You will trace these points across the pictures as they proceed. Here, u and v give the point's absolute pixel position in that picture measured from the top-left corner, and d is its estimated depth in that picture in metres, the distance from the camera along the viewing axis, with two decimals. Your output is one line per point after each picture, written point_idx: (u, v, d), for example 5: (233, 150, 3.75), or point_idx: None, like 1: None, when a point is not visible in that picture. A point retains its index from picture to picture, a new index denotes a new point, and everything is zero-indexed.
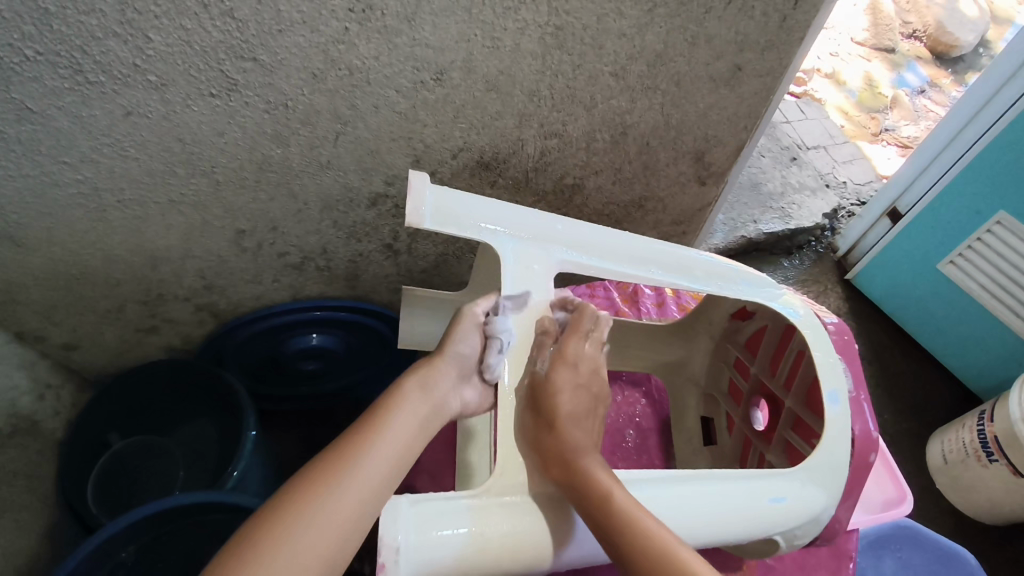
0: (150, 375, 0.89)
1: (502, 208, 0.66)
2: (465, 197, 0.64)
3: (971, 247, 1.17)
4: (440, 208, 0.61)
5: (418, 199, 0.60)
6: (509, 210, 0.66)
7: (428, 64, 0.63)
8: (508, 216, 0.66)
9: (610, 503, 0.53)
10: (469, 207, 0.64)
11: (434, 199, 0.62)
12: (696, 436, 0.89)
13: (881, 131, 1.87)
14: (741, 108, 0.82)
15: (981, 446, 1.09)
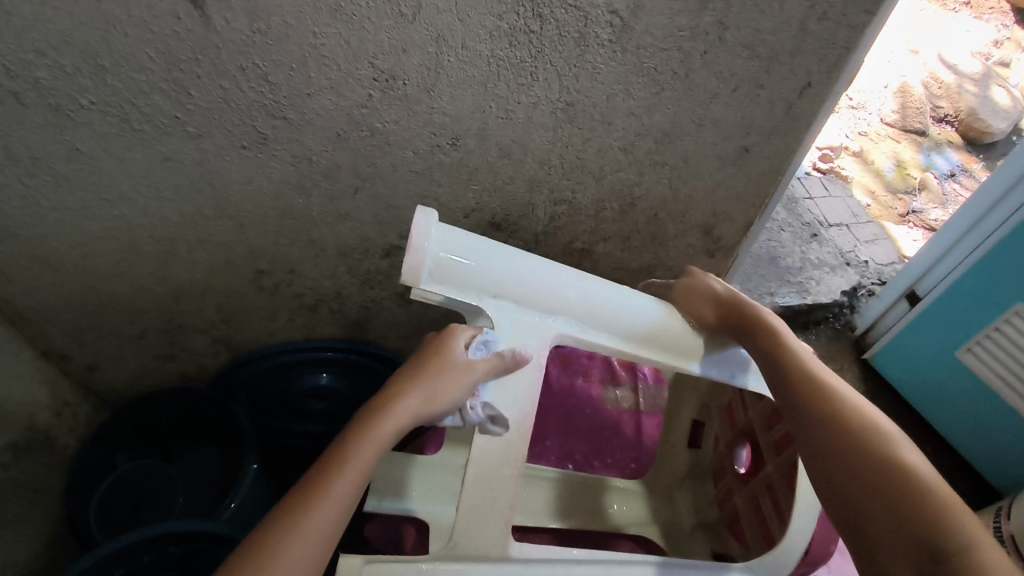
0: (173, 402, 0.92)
1: (513, 267, 0.65)
2: (477, 253, 0.63)
3: (989, 336, 1.15)
4: (445, 264, 0.62)
5: (422, 248, 0.60)
6: (520, 271, 0.65)
7: (445, 130, 0.67)
8: (516, 280, 0.64)
9: (854, 435, 0.55)
10: (473, 265, 0.63)
11: (439, 251, 0.62)
12: (683, 435, 0.94)
13: (907, 212, 1.87)
14: (749, 186, 0.85)
15: (996, 544, 1.03)
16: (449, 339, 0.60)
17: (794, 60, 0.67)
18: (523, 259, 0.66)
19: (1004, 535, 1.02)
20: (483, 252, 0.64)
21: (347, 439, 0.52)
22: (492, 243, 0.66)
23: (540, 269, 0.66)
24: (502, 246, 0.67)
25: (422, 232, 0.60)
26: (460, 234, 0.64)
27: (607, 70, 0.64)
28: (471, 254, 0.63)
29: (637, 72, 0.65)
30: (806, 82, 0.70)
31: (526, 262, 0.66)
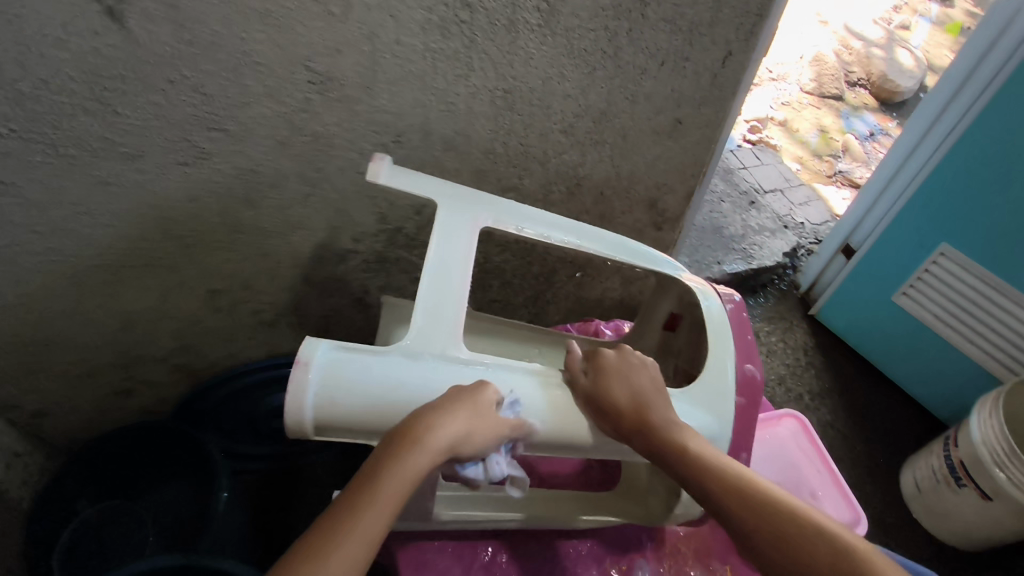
0: (141, 438, 0.89)
1: (415, 409, 0.49)
2: (364, 410, 0.48)
3: (920, 278, 1.23)
4: (332, 426, 0.48)
5: (302, 381, 0.46)
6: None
7: (388, 128, 0.68)
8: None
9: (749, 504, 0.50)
10: (360, 383, 0.48)
11: (326, 373, 0.47)
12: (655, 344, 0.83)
13: (834, 172, 1.98)
14: (687, 156, 0.88)
15: (949, 471, 1.12)
16: (460, 390, 0.49)
17: (713, 31, 0.70)
18: (429, 391, 0.50)
19: (953, 461, 1.11)
20: (376, 403, 0.48)
21: (360, 490, 0.42)
22: (392, 369, 0.49)
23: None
24: (405, 368, 0.50)
25: (294, 414, 0.46)
26: (346, 383, 0.47)
27: (539, 54, 0.66)
28: (360, 415, 0.48)
29: (568, 53, 0.67)
30: (727, 52, 0.73)
31: (428, 399, 0.49)
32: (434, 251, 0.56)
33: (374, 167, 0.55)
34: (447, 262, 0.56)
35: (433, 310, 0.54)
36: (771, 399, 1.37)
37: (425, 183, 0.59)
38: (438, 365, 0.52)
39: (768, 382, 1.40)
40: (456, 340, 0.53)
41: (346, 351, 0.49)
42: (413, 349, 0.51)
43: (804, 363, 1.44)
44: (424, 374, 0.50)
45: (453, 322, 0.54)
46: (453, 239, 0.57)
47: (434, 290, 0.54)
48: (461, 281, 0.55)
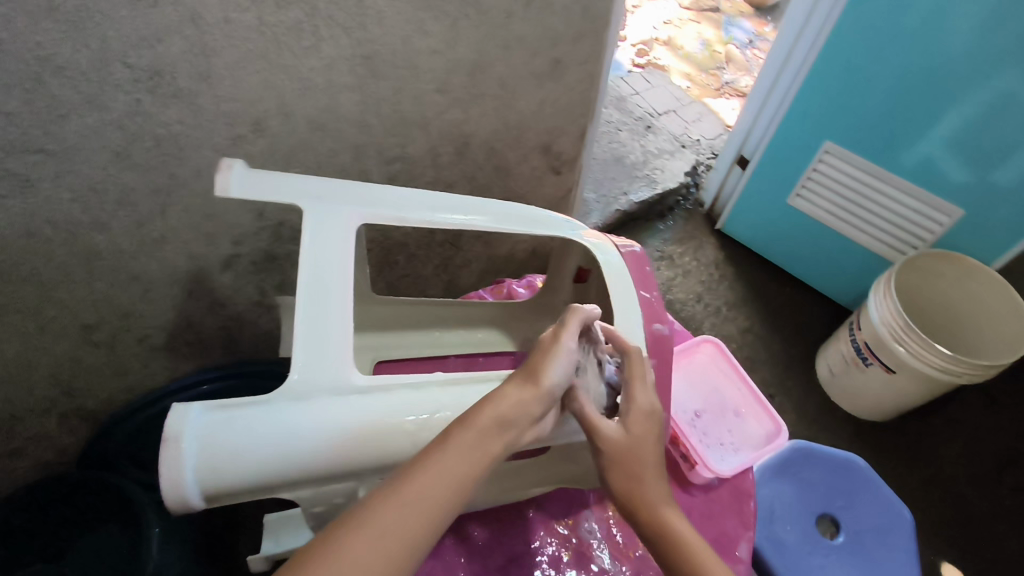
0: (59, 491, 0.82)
1: (318, 457, 0.41)
2: (265, 474, 0.39)
3: (810, 178, 1.29)
4: (225, 497, 0.39)
5: (177, 458, 0.38)
6: (331, 459, 0.41)
7: (241, 117, 0.61)
8: (329, 468, 0.41)
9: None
10: (252, 444, 0.39)
11: (208, 441, 0.38)
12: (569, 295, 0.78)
13: (722, 85, 2.01)
14: (572, 96, 0.85)
15: (856, 353, 1.20)
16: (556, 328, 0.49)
17: None
18: (330, 430, 0.41)
19: (858, 344, 1.19)
20: (269, 460, 0.39)
21: (449, 441, 0.41)
22: (280, 417, 0.41)
23: (361, 430, 0.42)
24: (297, 412, 0.41)
25: (174, 500, 0.37)
26: (226, 445, 0.39)
27: (393, 11, 0.60)
28: (255, 480, 0.39)
29: (425, 7, 0.62)
30: None
31: (335, 444, 0.41)
32: (307, 264, 0.47)
33: (221, 180, 0.50)
34: (323, 274, 0.48)
35: (316, 334, 0.45)
36: (692, 317, 1.43)
37: (295, 185, 0.52)
38: (336, 398, 0.43)
39: (688, 302, 1.45)
40: (350, 363, 0.45)
41: (220, 408, 0.40)
42: (302, 386, 0.43)
43: (718, 277, 1.49)
44: (330, 417, 0.42)
45: (341, 344, 0.45)
46: (326, 242, 0.49)
47: (313, 311, 0.46)
48: (341, 291, 0.47)
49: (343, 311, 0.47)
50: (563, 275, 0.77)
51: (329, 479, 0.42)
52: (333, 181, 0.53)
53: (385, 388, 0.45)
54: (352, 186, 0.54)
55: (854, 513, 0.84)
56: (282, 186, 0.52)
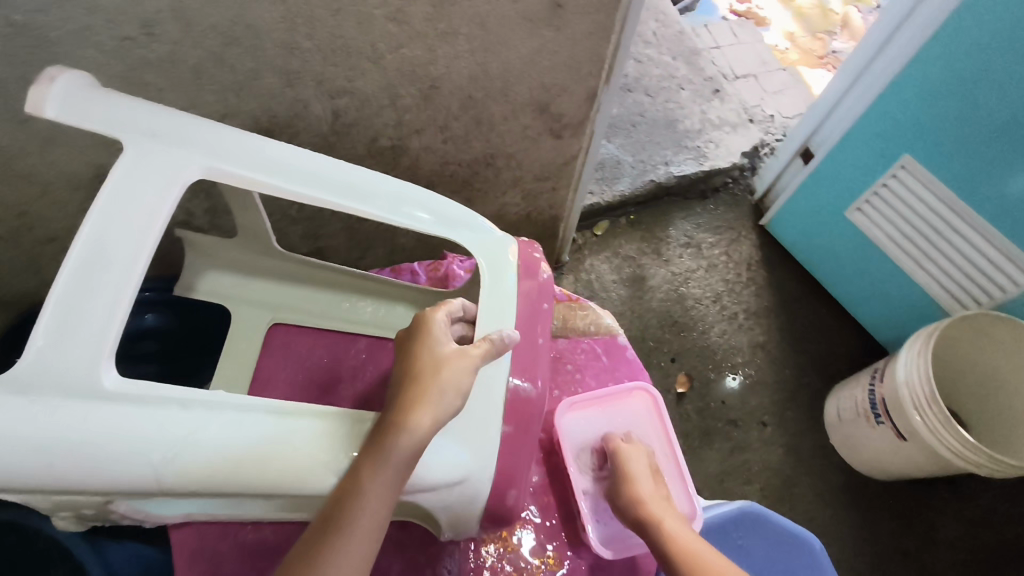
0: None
1: (27, 468, 0.37)
2: None
3: (876, 193, 1.09)
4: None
5: None
6: (46, 472, 0.38)
7: (125, 14, 0.50)
8: (44, 480, 0.38)
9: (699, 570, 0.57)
10: None
11: None
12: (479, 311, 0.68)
13: (826, 54, 1.72)
14: (577, 50, 0.70)
15: (870, 407, 1.04)
16: (429, 349, 0.50)
17: None
18: (46, 444, 0.38)
19: (876, 398, 1.02)
20: None
21: (386, 429, 0.45)
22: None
23: (85, 448, 0.38)
24: (11, 413, 0.37)
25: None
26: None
27: None
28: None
29: None
30: None
31: (49, 458, 0.38)
32: (86, 229, 0.40)
33: (32, 95, 0.41)
34: (107, 243, 0.41)
35: (73, 317, 0.39)
36: (703, 317, 1.27)
37: (118, 113, 0.43)
38: (73, 401, 0.39)
39: (703, 300, 1.29)
40: (103, 359, 0.39)
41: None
42: (33, 378, 0.38)
43: (745, 279, 1.32)
44: (52, 427, 0.38)
45: (101, 334, 0.40)
46: (126, 203, 0.42)
47: (77, 288, 0.40)
48: (122, 273, 0.41)
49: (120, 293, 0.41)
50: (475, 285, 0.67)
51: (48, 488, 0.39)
52: (173, 120, 0.45)
53: (140, 398, 0.40)
54: (195, 133, 0.46)
55: None
56: (110, 114, 0.43)
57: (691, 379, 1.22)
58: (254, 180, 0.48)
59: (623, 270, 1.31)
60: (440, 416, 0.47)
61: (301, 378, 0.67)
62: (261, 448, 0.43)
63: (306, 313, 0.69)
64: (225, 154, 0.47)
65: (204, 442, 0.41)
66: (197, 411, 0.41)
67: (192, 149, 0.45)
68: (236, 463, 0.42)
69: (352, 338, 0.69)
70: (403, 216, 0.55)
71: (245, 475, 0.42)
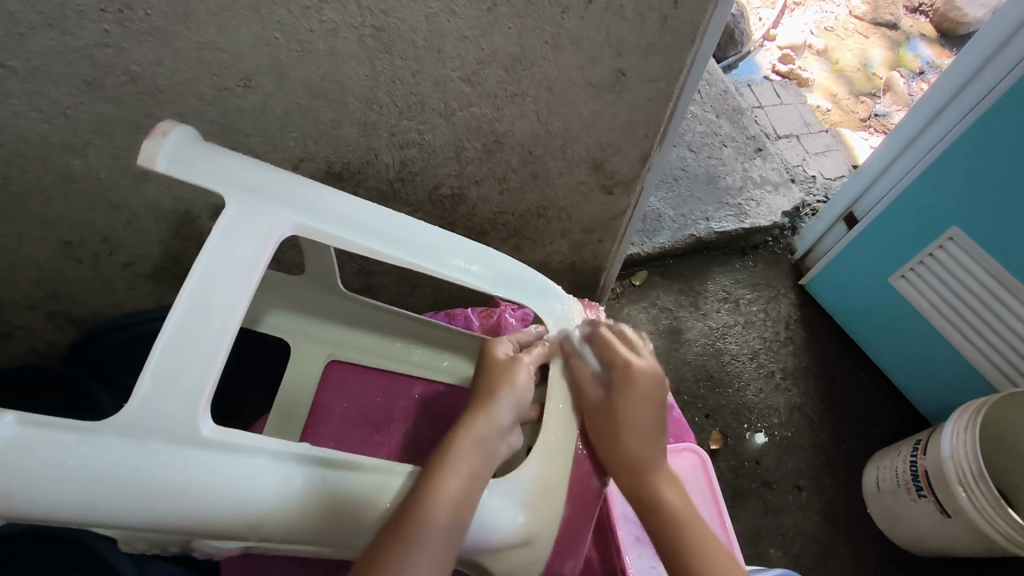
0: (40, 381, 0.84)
1: (126, 507, 0.39)
2: (56, 504, 0.38)
3: (922, 262, 1.08)
4: (17, 516, 0.38)
5: None
6: (143, 513, 0.39)
7: (227, 69, 0.54)
8: (139, 519, 0.39)
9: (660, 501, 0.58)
10: (50, 469, 0.38)
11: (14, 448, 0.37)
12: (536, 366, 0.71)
13: (869, 117, 1.73)
14: (635, 114, 0.73)
15: (912, 478, 1.02)
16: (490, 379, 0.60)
17: None
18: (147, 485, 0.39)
19: (918, 470, 1.00)
20: (65, 492, 0.38)
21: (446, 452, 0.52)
22: (99, 452, 0.39)
23: (181, 491, 0.40)
24: (116, 452, 0.39)
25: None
26: (23, 471, 0.37)
27: None
28: (50, 513, 0.38)
29: None
30: None
31: (147, 496, 0.39)
32: (197, 271, 0.43)
33: (148, 149, 0.45)
34: (210, 292, 0.44)
35: (175, 362, 0.41)
36: (739, 375, 1.27)
37: (226, 169, 0.47)
38: (173, 445, 0.41)
39: (739, 357, 1.28)
40: (200, 407, 0.42)
41: (39, 424, 0.38)
42: (137, 420, 0.40)
43: (783, 339, 1.31)
44: (151, 466, 0.39)
45: (199, 379, 0.42)
46: (229, 253, 0.45)
47: (184, 331, 0.42)
48: (222, 323, 0.43)
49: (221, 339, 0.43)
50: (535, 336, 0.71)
51: (137, 527, 0.40)
52: (270, 177, 0.49)
53: (231, 448, 0.42)
54: (294, 190, 0.49)
55: None
56: (214, 165, 0.47)
57: (725, 436, 1.20)
58: (342, 237, 0.51)
59: (660, 321, 1.31)
60: (504, 413, 0.57)
61: (356, 416, 0.69)
62: (335, 493, 0.45)
63: (363, 352, 0.71)
64: (316, 210, 0.50)
65: (288, 492, 0.43)
66: (284, 463, 0.43)
67: (287, 205, 0.48)
68: (312, 510, 0.44)
69: (409, 386, 0.72)
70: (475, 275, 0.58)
71: (322, 524, 0.44)
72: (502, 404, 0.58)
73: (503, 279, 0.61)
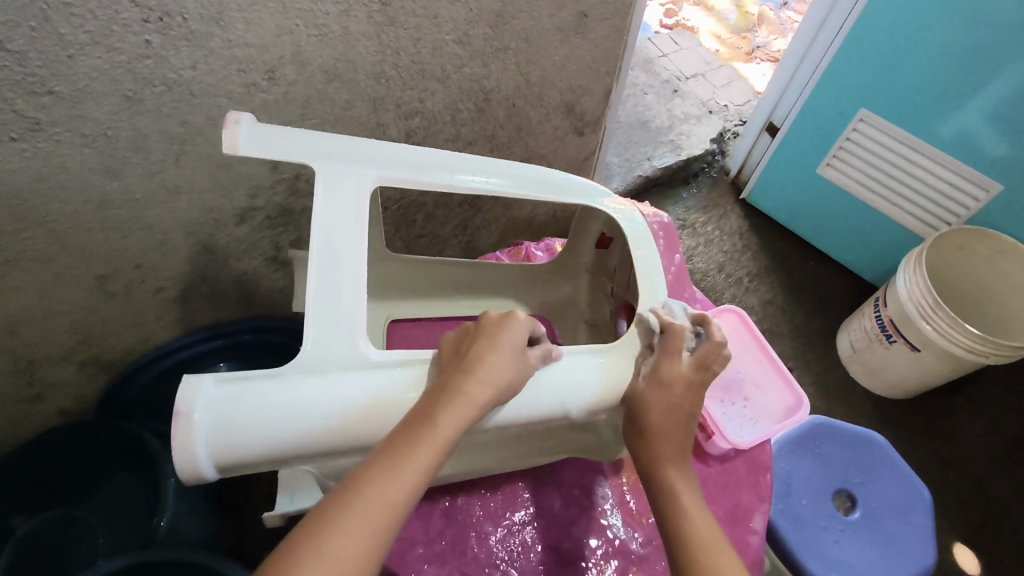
0: (74, 443, 0.82)
1: (328, 434, 0.45)
2: (265, 445, 0.43)
3: (842, 148, 1.25)
4: (236, 466, 0.43)
5: (189, 414, 0.42)
6: (342, 435, 0.45)
7: (255, 64, 0.59)
8: (339, 441, 0.45)
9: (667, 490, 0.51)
10: (251, 418, 0.43)
11: (216, 406, 0.42)
12: (591, 263, 0.83)
13: (753, 49, 1.92)
14: (597, 52, 0.82)
15: (881, 330, 1.17)
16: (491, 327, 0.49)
17: None
18: (341, 409, 0.45)
19: (885, 322, 1.15)
20: (272, 431, 0.43)
21: (411, 427, 0.44)
22: (290, 394, 0.44)
23: (367, 409, 0.46)
24: (306, 390, 0.45)
25: (188, 470, 0.41)
26: (235, 422, 0.42)
27: None
28: (265, 453, 0.43)
29: None
30: None
31: (339, 416, 0.45)
32: (315, 233, 0.50)
33: (229, 136, 0.51)
34: (331, 249, 0.50)
35: (323, 310, 0.48)
36: (713, 287, 1.39)
37: (296, 143, 0.53)
38: (349, 372, 0.46)
39: (709, 272, 1.42)
40: (360, 340, 0.48)
41: (229, 382, 0.44)
42: (313, 360, 0.46)
43: (741, 247, 1.46)
44: (336, 395, 0.45)
45: (351, 318, 0.48)
46: (334, 212, 0.51)
47: (323, 282, 0.49)
48: (350, 268, 0.50)
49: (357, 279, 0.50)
50: (586, 239, 0.82)
51: (337, 452, 0.46)
52: (338, 143, 0.55)
53: (399, 362, 0.48)
54: (363, 150, 0.56)
55: (872, 490, 0.84)
56: (286, 145, 0.53)
57: None
58: (417, 179, 0.58)
59: None
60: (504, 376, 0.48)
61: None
62: None
63: (421, 309, 0.78)
64: (385, 162, 0.56)
65: None
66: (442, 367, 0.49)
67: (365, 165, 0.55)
68: None
69: (469, 327, 0.79)
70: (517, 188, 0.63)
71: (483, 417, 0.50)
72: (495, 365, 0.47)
73: (543, 186, 0.65)
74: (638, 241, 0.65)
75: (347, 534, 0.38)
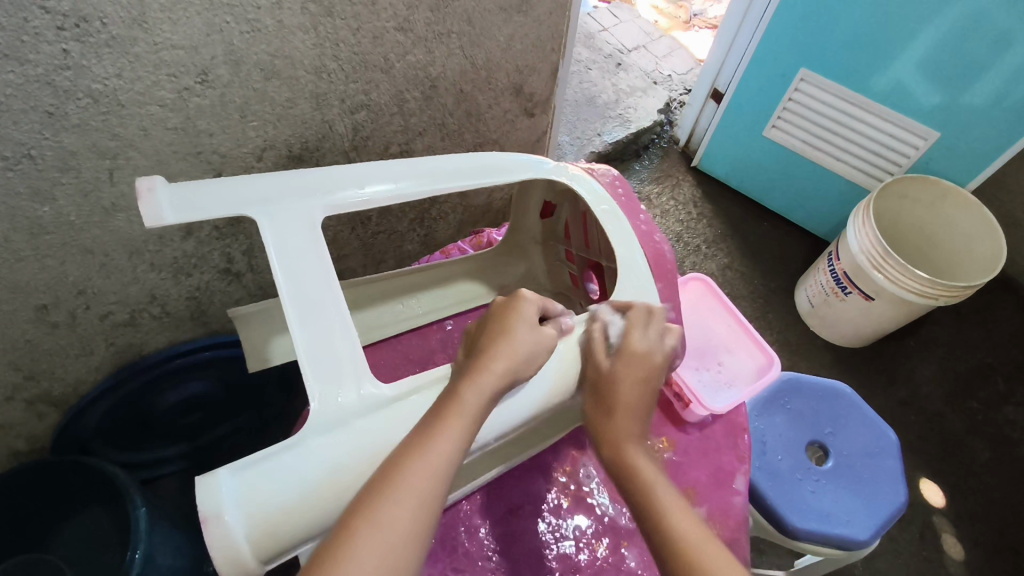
0: (29, 491, 0.78)
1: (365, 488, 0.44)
2: (305, 518, 0.42)
3: (786, 109, 1.27)
4: (282, 550, 0.42)
5: (220, 513, 0.39)
6: None
7: (186, 67, 0.55)
8: None
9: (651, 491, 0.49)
10: (285, 499, 0.41)
11: (243, 496, 0.40)
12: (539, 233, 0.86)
13: (691, 17, 1.93)
14: (542, 30, 0.80)
15: (835, 283, 1.21)
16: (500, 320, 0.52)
17: None
18: (366, 455, 0.44)
19: (837, 274, 1.19)
20: (309, 503, 0.42)
21: (439, 408, 0.46)
22: (316, 458, 0.43)
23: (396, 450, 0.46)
24: (331, 446, 0.44)
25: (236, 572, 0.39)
26: (270, 506, 0.41)
27: None
28: (307, 527, 0.42)
29: None
30: None
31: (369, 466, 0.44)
32: (280, 276, 0.49)
33: (148, 207, 0.48)
34: (299, 283, 0.49)
35: (315, 357, 0.47)
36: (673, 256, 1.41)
37: (222, 197, 0.51)
38: (366, 417, 0.46)
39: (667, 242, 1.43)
40: (363, 376, 0.48)
41: (247, 469, 0.42)
42: (327, 417, 0.45)
43: (696, 215, 1.48)
44: (360, 446, 0.45)
45: (342, 352, 0.48)
46: (290, 248, 0.50)
47: (303, 316, 0.48)
48: (327, 299, 0.49)
49: (335, 310, 0.49)
50: (530, 211, 0.85)
51: None
52: (279, 182, 0.54)
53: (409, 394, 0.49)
54: (303, 179, 0.55)
55: (843, 438, 0.87)
56: (228, 194, 0.51)
57: None
58: (367, 197, 0.57)
59: None
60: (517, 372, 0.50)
61: (400, 361, 0.74)
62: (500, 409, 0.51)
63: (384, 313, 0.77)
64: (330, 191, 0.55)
65: None
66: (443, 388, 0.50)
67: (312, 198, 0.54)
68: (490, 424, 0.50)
69: (438, 321, 0.78)
70: (466, 179, 0.64)
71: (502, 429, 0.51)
72: (510, 358, 0.49)
73: (490, 172, 0.65)
74: (599, 206, 0.68)
75: (395, 501, 0.40)
